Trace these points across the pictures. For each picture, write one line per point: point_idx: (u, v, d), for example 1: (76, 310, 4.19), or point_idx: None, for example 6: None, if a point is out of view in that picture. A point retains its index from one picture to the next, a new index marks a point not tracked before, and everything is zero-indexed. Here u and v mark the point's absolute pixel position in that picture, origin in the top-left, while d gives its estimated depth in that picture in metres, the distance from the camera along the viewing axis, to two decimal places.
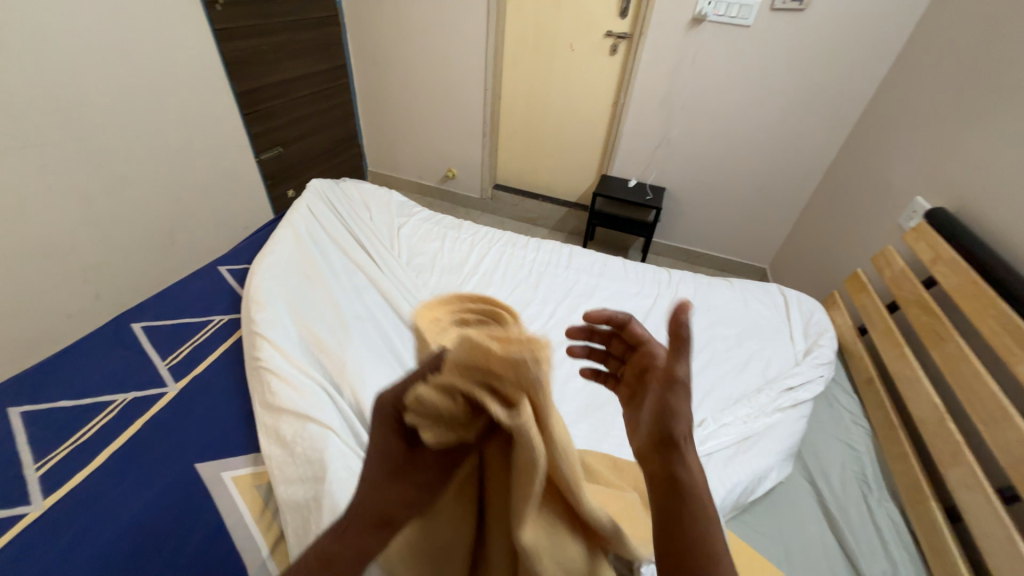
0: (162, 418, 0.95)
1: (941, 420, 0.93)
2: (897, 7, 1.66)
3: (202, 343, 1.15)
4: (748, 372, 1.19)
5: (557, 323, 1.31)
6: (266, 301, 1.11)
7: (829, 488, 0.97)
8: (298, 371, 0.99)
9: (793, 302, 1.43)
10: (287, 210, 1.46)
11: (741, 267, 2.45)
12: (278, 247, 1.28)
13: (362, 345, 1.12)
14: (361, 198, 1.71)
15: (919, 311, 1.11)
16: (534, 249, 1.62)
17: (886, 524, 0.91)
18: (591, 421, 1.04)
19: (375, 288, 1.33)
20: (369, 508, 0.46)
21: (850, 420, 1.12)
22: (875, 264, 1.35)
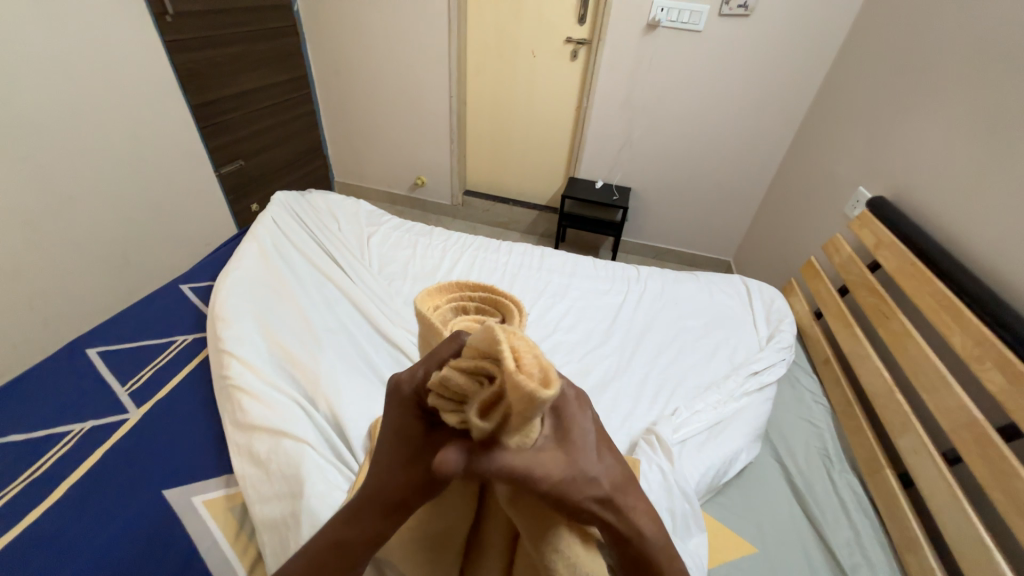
0: (124, 445, 0.91)
1: (891, 393, 1.00)
2: (832, 12, 1.78)
3: (166, 364, 1.11)
4: (716, 360, 1.24)
5: (532, 323, 1.32)
6: (232, 317, 1.08)
7: (795, 465, 1.02)
8: (270, 386, 0.97)
9: (754, 292, 1.51)
10: (251, 224, 1.42)
11: (706, 261, 2.55)
12: (243, 262, 1.25)
13: (336, 357, 1.11)
14: (328, 209, 1.68)
15: (866, 293, 1.19)
16: (506, 252, 1.64)
17: (847, 494, 0.97)
18: None
19: (347, 299, 1.31)
20: (381, 496, 0.44)
21: (811, 399, 1.19)
22: (826, 252, 1.44)
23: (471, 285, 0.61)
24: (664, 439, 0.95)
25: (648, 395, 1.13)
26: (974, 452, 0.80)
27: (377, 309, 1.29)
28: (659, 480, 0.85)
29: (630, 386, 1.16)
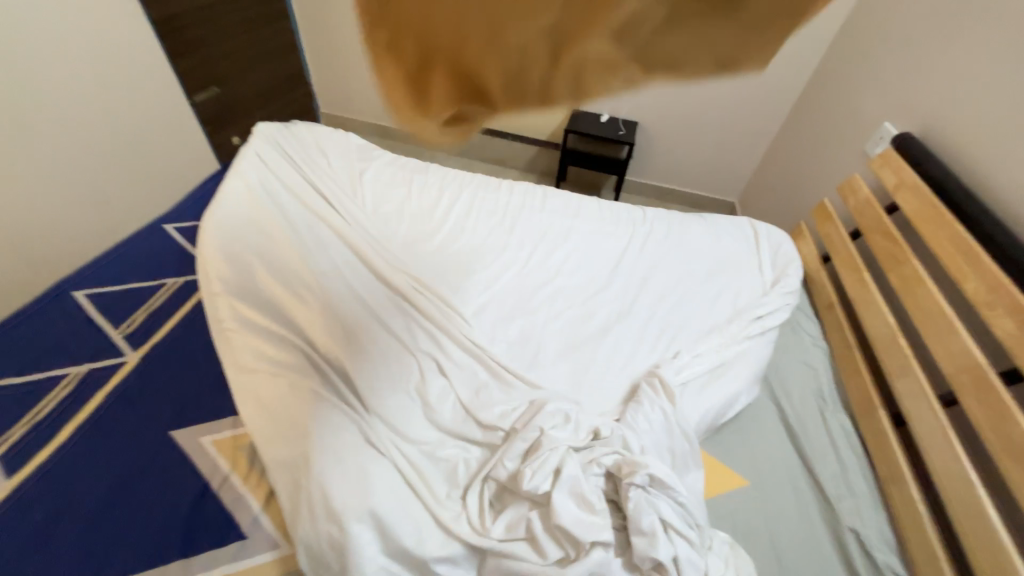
0: (126, 387, 0.93)
1: (893, 337, 1.00)
2: None
3: (159, 308, 1.08)
4: (719, 304, 1.24)
5: (533, 267, 1.29)
6: (224, 261, 1.08)
7: (791, 405, 1.05)
8: (269, 331, 0.95)
9: (763, 234, 1.46)
10: (233, 159, 1.35)
11: (712, 202, 2.46)
12: (229, 205, 1.22)
13: (334, 301, 1.05)
14: (316, 142, 1.56)
15: (880, 237, 1.15)
16: (508, 191, 1.54)
17: (838, 433, 1.00)
18: (571, 361, 1.06)
19: (340, 238, 1.23)
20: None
21: (812, 343, 1.19)
22: (841, 193, 1.37)
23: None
24: (665, 381, 0.97)
25: (651, 337, 1.13)
26: (972, 395, 0.81)
27: (372, 248, 1.21)
28: (661, 421, 0.89)
29: (634, 329, 1.15)
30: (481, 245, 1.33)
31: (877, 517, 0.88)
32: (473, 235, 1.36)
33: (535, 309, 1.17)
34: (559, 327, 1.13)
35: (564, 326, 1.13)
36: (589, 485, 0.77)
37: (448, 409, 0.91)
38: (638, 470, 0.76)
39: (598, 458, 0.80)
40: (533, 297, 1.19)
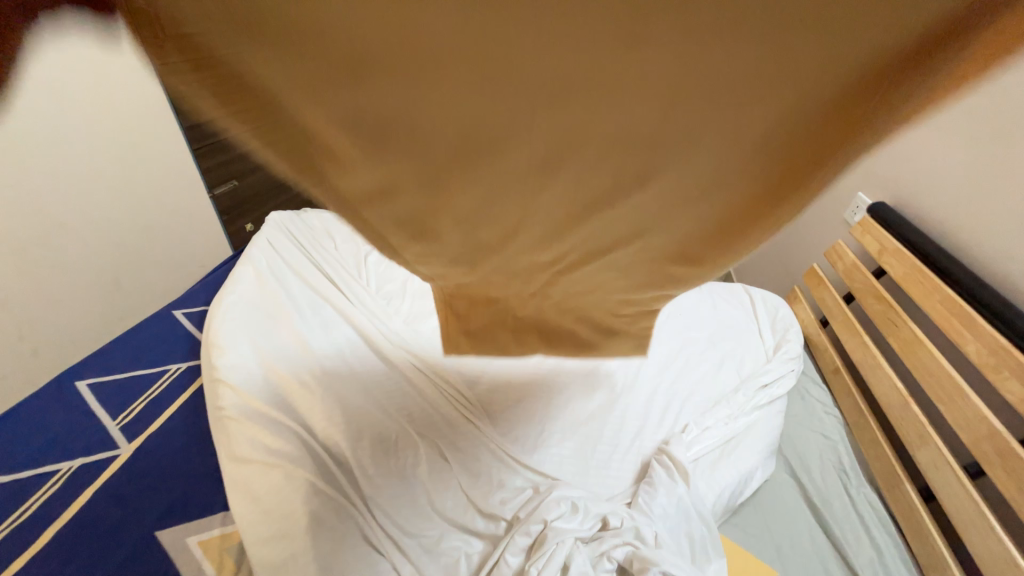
0: (116, 482, 0.89)
1: (904, 402, 0.97)
2: None
3: (160, 395, 1.08)
4: (724, 375, 1.23)
5: None
6: (229, 346, 1.09)
7: (811, 480, 1.00)
8: (267, 417, 0.94)
9: (758, 299, 1.48)
10: (246, 247, 1.46)
11: None
12: (238, 289, 1.27)
13: (333, 382, 1.06)
14: (325, 230, 1.70)
15: (873, 301, 1.17)
16: None
17: (867, 510, 0.94)
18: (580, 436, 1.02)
19: (344, 321, 1.29)
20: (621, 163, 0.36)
21: (823, 411, 1.15)
22: (829, 258, 1.41)
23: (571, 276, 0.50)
24: (676, 458, 0.93)
25: (656, 410, 1.11)
26: (998, 465, 0.77)
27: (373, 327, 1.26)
28: (674, 505, 0.85)
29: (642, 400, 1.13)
30: None
31: None
32: None
33: None
34: None
35: None
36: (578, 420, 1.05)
37: (445, 493, 0.87)
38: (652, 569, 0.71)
39: (608, 551, 0.76)
40: None
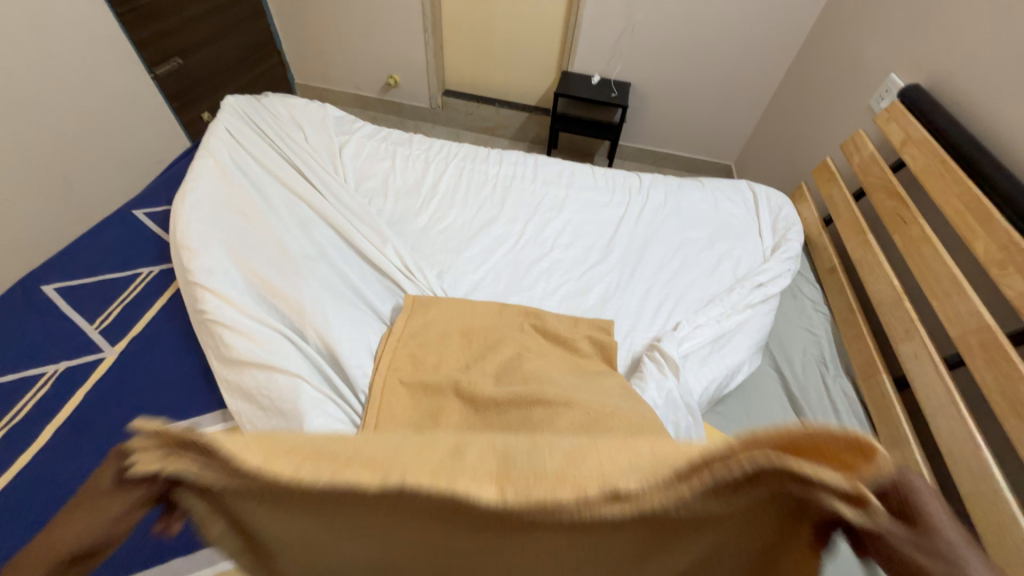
0: (108, 383, 0.89)
1: (898, 300, 0.97)
2: None
3: (137, 299, 1.03)
4: (718, 274, 1.22)
5: (527, 242, 1.25)
6: (199, 247, 1.01)
7: (792, 372, 1.04)
8: (252, 319, 0.91)
9: (761, 198, 1.42)
10: (203, 137, 1.30)
11: (708, 165, 2.37)
12: (200, 185, 1.15)
13: (318, 285, 1.02)
14: (292, 118, 1.52)
15: (885, 197, 1.11)
16: (496, 161, 1.48)
17: (841, 399, 0.99)
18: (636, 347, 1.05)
19: (324, 221, 1.21)
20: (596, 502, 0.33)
21: (812, 308, 1.16)
22: (845, 151, 1.31)
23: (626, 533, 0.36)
24: (667, 354, 0.95)
25: (648, 311, 1.11)
26: (978, 357, 0.80)
27: (356, 228, 1.19)
28: (664, 398, 0.88)
29: (631, 302, 1.14)
30: (471, 220, 1.29)
31: None
32: (461, 209, 1.32)
33: (529, 287, 1.15)
34: (556, 303, 1.12)
35: (561, 303, 1.13)
36: (567, 289, 1.16)
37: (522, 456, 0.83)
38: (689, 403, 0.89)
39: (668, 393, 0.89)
40: (528, 275, 1.17)
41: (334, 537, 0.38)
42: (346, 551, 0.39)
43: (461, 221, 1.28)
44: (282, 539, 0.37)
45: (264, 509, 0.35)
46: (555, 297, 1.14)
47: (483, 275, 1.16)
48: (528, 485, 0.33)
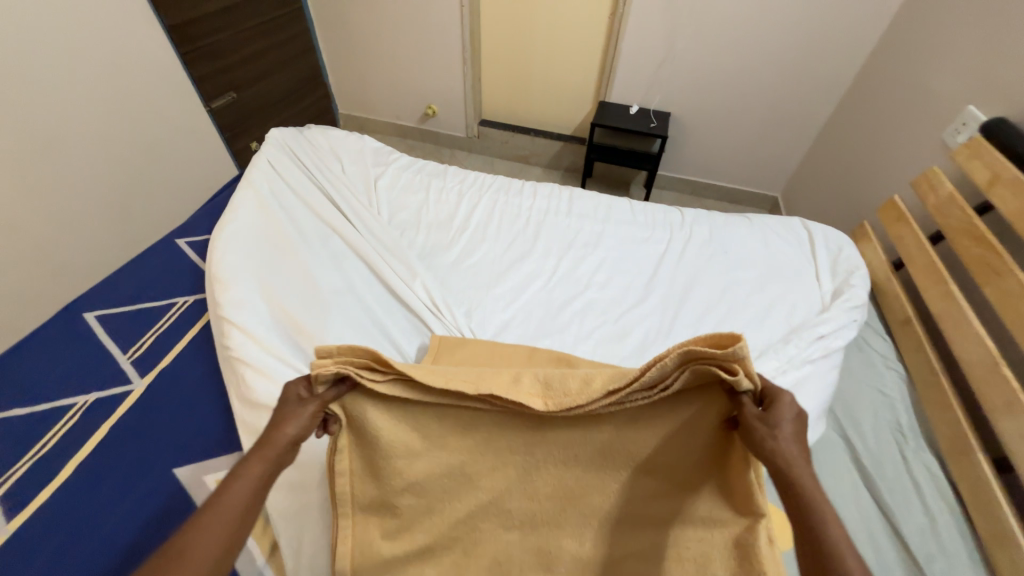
0: (131, 418, 0.88)
1: (993, 365, 0.84)
2: None
3: (170, 330, 1.04)
4: (770, 322, 1.11)
5: (560, 280, 1.19)
6: (231, 280, 1.01)
7: (861, 440, 0.91)
8: (275, 359, 0.88)
9: (818, 236, 1.30)
10: (247, 168, 1.33)
11: (752, 197, 2.25)
12: (239, 216, 1.17)
13: (344, 322, 0.99)
14: (331, 149, 1.55)
15: (970, 243, 0.98)
16: (530, 194, 1.44)
17: (923, 477, 0.85)
18: None
19: (355, 254, 1.20)
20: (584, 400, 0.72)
21: (883, 364, 1.03)
22: (915, 188, 1.19)
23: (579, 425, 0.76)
24: None
25: None
26: None
27: (386, 262, 1.16)
28: None
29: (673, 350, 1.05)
30: (503, 255, 1.25)
31: None
32: (493, 243, 1.28)
33: (562, 329, 1.08)
34: (590, 348, 1.05)
35: (595, 347, 1.05)
36: (602, 333, 1.08)
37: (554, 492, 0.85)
38: None
39: None
40: (561, 315, 1.11)
41: (450, 435, 0.77)
42: (448, 450, 0.77)
43: (493, 256, 1.24)
44: (413, 430, 0.76)
45: (419, 410, 0.76)
46: (588, 342, 1.06)
47: (513, 315, 1.10)
48: (561, 398, 0.74)
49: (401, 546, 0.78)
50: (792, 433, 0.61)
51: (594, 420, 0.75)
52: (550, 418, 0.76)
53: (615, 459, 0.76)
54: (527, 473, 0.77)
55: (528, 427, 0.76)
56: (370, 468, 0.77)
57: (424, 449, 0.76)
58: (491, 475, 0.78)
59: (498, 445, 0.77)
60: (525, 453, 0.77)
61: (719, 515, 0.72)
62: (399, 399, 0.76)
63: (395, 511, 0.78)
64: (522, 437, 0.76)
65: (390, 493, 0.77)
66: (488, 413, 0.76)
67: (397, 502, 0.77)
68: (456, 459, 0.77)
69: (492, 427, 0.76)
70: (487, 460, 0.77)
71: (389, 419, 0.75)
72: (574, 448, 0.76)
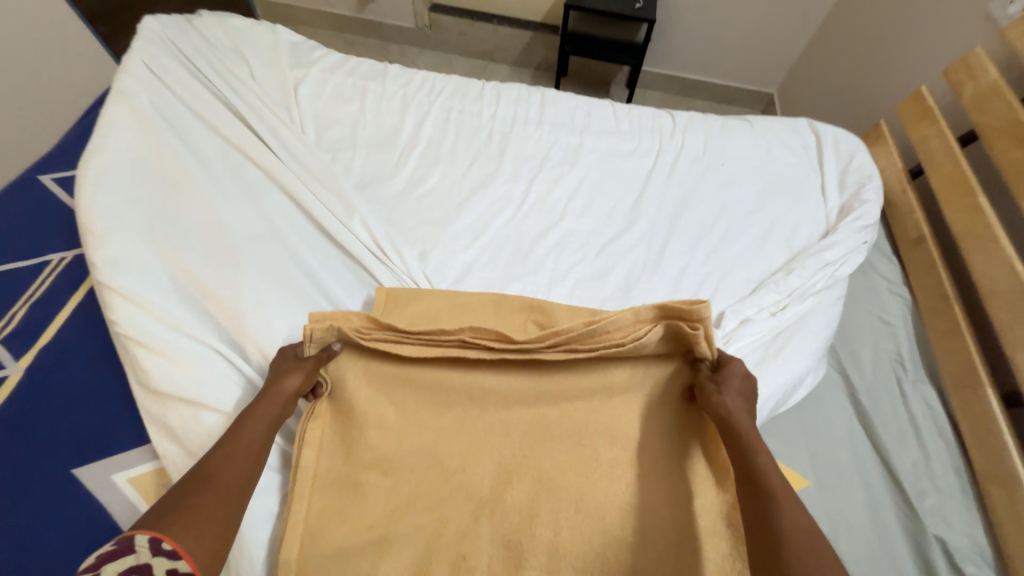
0: (10, 412, 0.71)
1: (1021, 291, 0.74)
2: None
3: (47, 297, 0.82)
4: (770, 247, 0.97)
5: (532, 208, 1.00)
6: (109, 231, 0.79)
7: (860, 375, 0.84)
8: (175, 332, 0.70)
9: (828, 141, 1.12)
10: (116, 75, 1.01)
11: (746, 95, 1.99)
12: (112, 143, 0.90)
13: (263, 279, 0.80)
14: (231, 44, 1.19)
15: (1013, 145, 0.83)
16: (492, 99, 1.17)
17: (921, 411, 0.80)
18: None
19: (275, 186, 0.96)
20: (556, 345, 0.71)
21: (886, 290, 0.93)
22: (950, 77, 0.99)
23: (555, 375, 0.74)
24: None
25: (682, 300, 0.89)
26: None
27: (315, 196, 0.94)
28: None
29: (662, 287, 0.92)
30: (461, 181, 1.03)
31: (967, 521, 0.71)
32: (449, 165, 1.05)
33: (535, 269, 0.92)
34: (568, 290, 0.90)
35: (574, 289, 0.91)
36: (581, 271, 0.93)
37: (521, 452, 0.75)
38: (733, 336, 0.80)
39: (725, 335, 0.80)
40: (533, 253, 0.94)
41: (423, 398, 0.73)
42: (422, 417, 0.72)
43: (449, 182, 1.03)
44: (392, 400, 0.73)
45: (393, 371, 0.73)
46: (565, 283, 0.91)
47: (476, 255, 0.93)
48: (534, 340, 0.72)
49: (359, 530, 0.66)
50: (736, 388, 0.66)
51: (569, 371, 0.74)
52: (525, 370, 0.74)
53: (598, 415, 0.73)
54: (507, 442, 0.72)
55: (505, 383, 0.73)
56: (342, 446, 0.71)
57: (397, 418, 0.72)
58: (468, 445, 0.71)
59: (475, 406, 0.73)
60: (501, 414, 0.73)
61: (710, 503, 0.66)
62: (382, 364, 0.73)
63: (358, 493, 0.68)
64: (501, 395, 0.73)
65: (354, 473, 0.69)
66: (462, 368, 0.73)
67: (360, 484, 0.69)
68: (429, 432, 0.72)
69: (468, 382, 0.73)
70: (461, 428, 0.71)
71: (370, 388, 0.72)
72: (552, 405, 0.73)
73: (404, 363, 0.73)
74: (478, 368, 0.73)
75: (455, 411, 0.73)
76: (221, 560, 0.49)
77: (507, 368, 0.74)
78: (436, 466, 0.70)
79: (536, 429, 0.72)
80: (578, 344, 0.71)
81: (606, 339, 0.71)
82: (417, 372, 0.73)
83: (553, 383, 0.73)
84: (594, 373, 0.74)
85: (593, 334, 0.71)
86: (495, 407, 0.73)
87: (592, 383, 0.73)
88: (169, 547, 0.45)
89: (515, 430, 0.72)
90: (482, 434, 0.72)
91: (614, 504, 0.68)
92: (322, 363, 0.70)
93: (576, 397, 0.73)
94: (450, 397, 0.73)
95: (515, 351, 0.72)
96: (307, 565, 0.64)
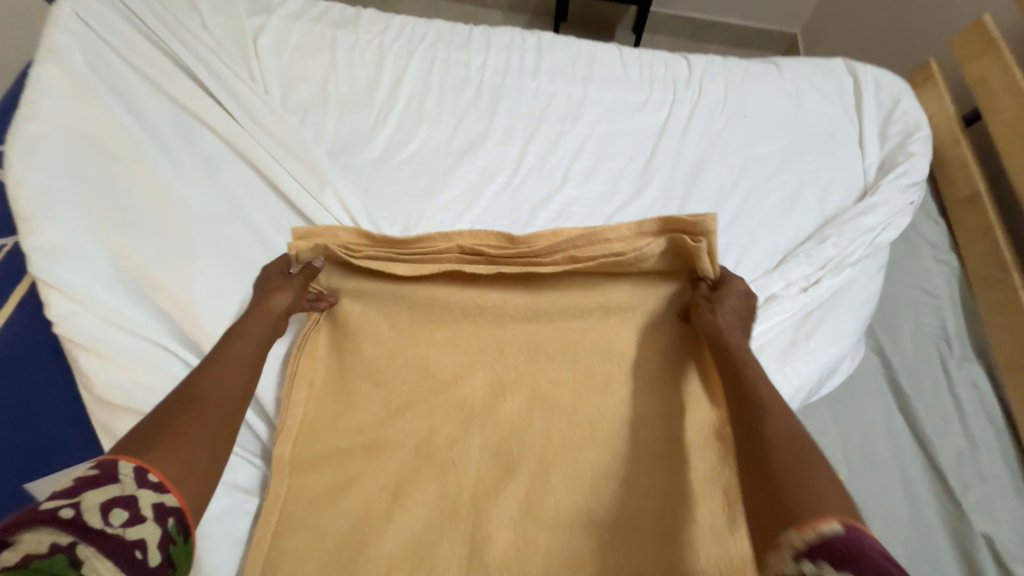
0: None
1: None
2: None
3: None
4: (799, 212, 0.86)
5: (530, 174, 0.88)
6: (43, 216, 0.69)
7: (899, 354, 0.75)
8: (126, 334, 0.63)
9: (868, 85, 0.97)
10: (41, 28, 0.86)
11: (765, 37, 1.78)
12: (41, 111, 0.77)
13: (224, 269, 0.71)
14: None
15: None
16: (480, 46, 1.02)
17: (967, 393, 0.72)
18: None
19: (236, 156, 0.84)
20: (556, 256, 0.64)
21: (931, 257, 0.83)
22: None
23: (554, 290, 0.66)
24: None
25: None
26: None
27: (280, 166, 0.82)
28: None
29: None
30: (448, 144, 0.91)
31: (1018, 516, 0.64)
32: (434, 126, 0.92)
33: None
34: None
35: None
36: None
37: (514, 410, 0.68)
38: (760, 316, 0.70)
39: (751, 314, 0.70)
40: (531, 225, 0.83)
41: (414, 312, 0.67)
42: (412, 333, 0.67)
43: (435, 145, 0.90)
44: (385, 315, 0.67)
45: (383, 287, 0.67)
46: None
47: (467, 230, 0.82)
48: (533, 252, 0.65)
49: (347, 441, 0.63)
50: (733, 308, 0.59)
51: (571, 286, 0.66)
52: (521, 286, 0.67)
53: (603, 330, 0.65)
54: (502, 360, 0.65)
55: (503, 299, 0.66)
56: (336, 361, 0.67)
57: (388, 333, 0.67)
58: (458, 363, 0.65)
59: (472, 324, 0.66)
60: (495, 330, 0.66)
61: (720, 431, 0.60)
62: (375, 279, 0.68)
63: (345, 412, 0.65)
64: (498, 312, 0.66)
65: (345, 388, 0.66)
66: (458, 283, 0.67)
67: (348, 401, 0.65)
68: (422, 348, 0.66)
69: (460, 296, 0.66)
70: (456, 421, 0.63)
71: (362, 303, 0.68)
72: (551, 324, 0.66)
73: (396, 277, 0.67)
74: (474, 284, 0.67)
75: (448, 327, 0.66)
76: (216, 482, 0.43)
77: (505, 281, 0.67)
78: (428, 381, 0.65)
79: (536, 349, 0.65)
80: (577, 253, 0.63)
81: (604, 248, 0.63)
82: (409, 288, 0.67)
83: (553, 298, 0.66)
84: (598, 287, 0.66)
85: (595, 243, 0.63)
86: (488, 324, 0.66)
87: (595, 297, 0.66)
88: (156, 479, 0.39)
89: (513, 348, 0.65)
90: (473, 353, 0.65)
91: (617, 421, 0.61)
92: (310, 280, 0.66)
93: (579, 311, 0.66)
94: (443, 312, 0.67)
95: (513, 262, 0.65)
96: (297, 467, 0.63)
